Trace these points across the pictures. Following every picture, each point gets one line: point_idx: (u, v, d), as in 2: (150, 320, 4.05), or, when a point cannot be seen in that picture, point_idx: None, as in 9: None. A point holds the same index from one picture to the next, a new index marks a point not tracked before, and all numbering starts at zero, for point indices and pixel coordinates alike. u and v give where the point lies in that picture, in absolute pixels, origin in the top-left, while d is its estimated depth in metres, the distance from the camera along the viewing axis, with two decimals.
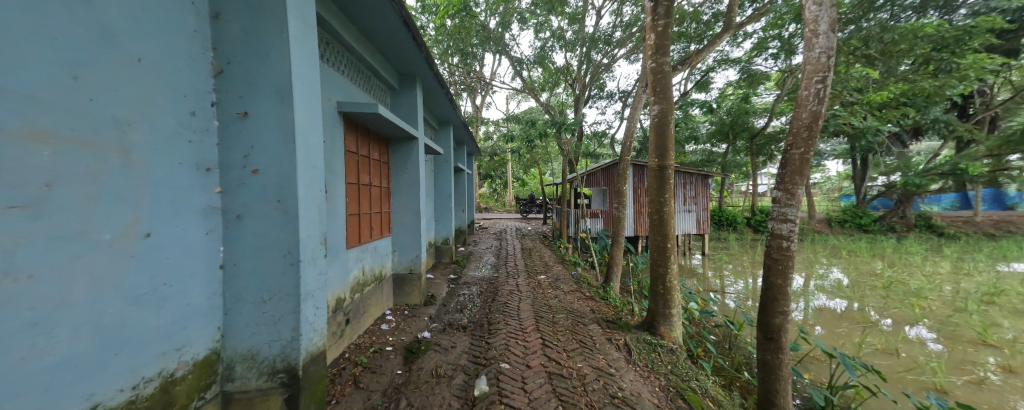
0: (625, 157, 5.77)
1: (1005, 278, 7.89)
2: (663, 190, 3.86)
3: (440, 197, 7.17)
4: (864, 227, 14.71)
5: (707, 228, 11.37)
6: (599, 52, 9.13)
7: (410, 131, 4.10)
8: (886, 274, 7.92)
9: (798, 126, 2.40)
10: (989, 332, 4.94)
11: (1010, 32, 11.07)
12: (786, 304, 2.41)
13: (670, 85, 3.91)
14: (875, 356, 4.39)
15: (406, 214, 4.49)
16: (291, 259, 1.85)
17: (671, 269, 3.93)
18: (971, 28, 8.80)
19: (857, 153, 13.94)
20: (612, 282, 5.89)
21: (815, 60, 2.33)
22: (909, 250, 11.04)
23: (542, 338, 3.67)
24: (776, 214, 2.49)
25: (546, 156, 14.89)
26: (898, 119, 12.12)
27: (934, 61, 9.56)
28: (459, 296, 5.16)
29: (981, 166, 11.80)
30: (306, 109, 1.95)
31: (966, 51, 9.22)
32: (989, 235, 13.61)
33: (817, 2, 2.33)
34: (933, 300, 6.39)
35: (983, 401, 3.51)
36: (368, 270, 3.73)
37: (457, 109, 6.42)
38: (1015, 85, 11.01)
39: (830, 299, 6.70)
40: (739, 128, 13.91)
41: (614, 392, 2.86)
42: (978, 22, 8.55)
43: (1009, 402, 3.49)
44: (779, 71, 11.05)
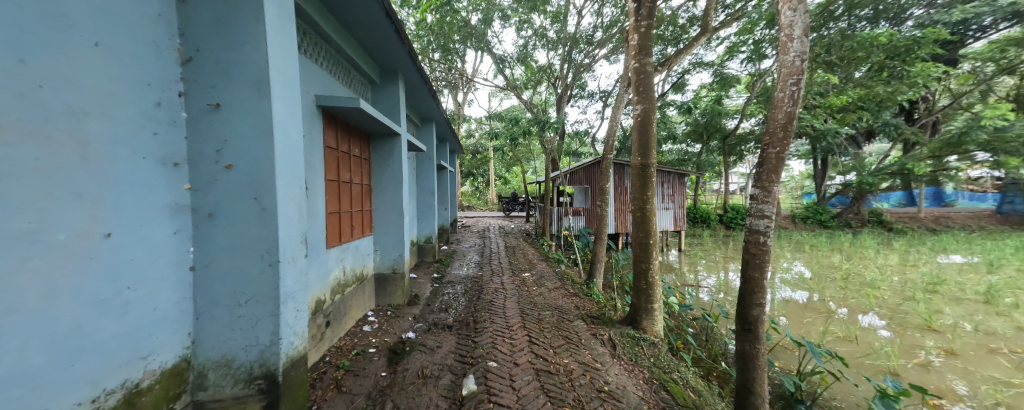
0: (607, 156, 5.82)
1: (945, 268, 8.57)
2: (645, 188, 3.92)
3: (423, 194, 7.06)
4: (825, 223, 15.56)
5: (684, 225, 11.68)
6: (580, 52, 9.21)
7: (393, 128, 3.99)
8: (844, 267, 8.44)
9: (775, 126, 2.48)
10: (934, 318, 5.32)
11: (952, 43, 12.00)
12: (762, 296, 2.50)
13: (653, 84, 3.96)
14: (836, 343, 4.65)
15: (389, 213, 4.38)
16: (269, 259, 1.76)
17: (653, 265, 3.99)
18: (920, 38, 9.42)
19: (819, 153, 14.72)
20: (596, 278, 5.95)
21: (790, 64, 2.42)
22: (863, 244, 11.77)
23: (529, 335, 3.67)
24: (754, 210, 2.57)
25: (528, 155, 14.97)
26: (855, 122, 12.77)
27: (887, 68, 10.22)
28: (444, 296, 5.09)
29: (926, 167, 12.65)
30: (284, 101, 1.85)
31: (915, 59, 9.83)
32: (930, 230, 14.66)
33: (793, 7, 2.42)
34: (886, 289, 6.84)
35: (929, 382, 3.77)
36: (349, 270, 3.62)
37: (441, 106, 6.31)
38: (954, 93, 11.98)
39: (794, 291, 7.04)
40: (713, 129, 14.43)
41: (600, 386, 2.90)
42: (926, 33, 9.18)
43: (948, 381, 3.77)
44: (750, 74, 11.55)
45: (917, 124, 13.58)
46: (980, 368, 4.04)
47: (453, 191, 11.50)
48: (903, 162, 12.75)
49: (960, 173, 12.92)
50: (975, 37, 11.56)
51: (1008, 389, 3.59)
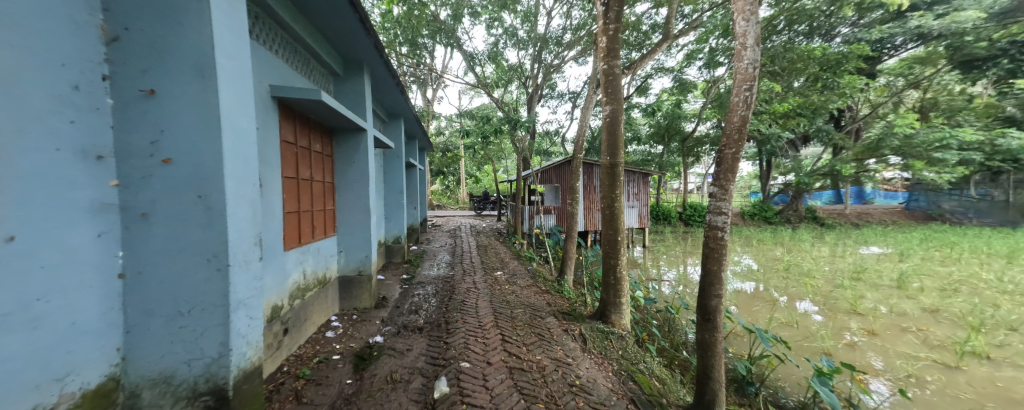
0: (578, 155, 5.91)
1: (866, 258, 9.60)
2: (613, 186, 4.02)
3: (391, 192, 6.83)
4: (769, 219, 16.84)
5: (648, 222, 12.14)
6: (550, 53, 9.30)
7: (358, 123, 3.80)
8: (786, 259, 9.19)
9: (731, 128, 2.61)
10: (859, 303, 5.89)
11: (872, 59, 13.41)
12: (720, 287, 2.63)
13: (620, 86, 4.07)
14: (780, 328, 5.04)
15: (354, 212, 4.18)
16: (217, 263, 1.60)
17: (621, 260, 4.10)
18: (847, 53, 10.33)
19: (764, 156, 15.86)
20: (567, 275, 6.02)
21: (744, 70, 2.56)
22: (801, 238, 12.86)
23: (501, 334, 3.66)
24: (713, 207, 2.69)
25: (499, 153, 14.96)
26: (794, 128, 13.81)
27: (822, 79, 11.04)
28: (414, 297, 4.95)
29: (850, 169, 13.87)
30: (234, 91, 1.70)
31: (843, 72, 10.73)
32: (853, 224, 16.32)
33: (746, 18, 2.55)
34: (820, 278, 7.52)
35: (856, 360, 4.16)
36: (309, 273, 3.41)
37: (409, 102, 6.12)
38: (874, 104, 13.51)
39: (743, 282, 7.54)
40: (673, 132, 15.15)
41: (572, 380, 2.94)
42: (852, 49, 10.06)
43: (868, 358, 4.19)
44: (706, 81, 12.30)
45: (844, 130, 14.72)
46: (895, 345, 4.53)
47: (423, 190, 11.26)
48: (832, 164, 13.99)
49: (877, 174, 14.33)
50: (891, 54, 12.85)
51: (917, 362, 4.05)
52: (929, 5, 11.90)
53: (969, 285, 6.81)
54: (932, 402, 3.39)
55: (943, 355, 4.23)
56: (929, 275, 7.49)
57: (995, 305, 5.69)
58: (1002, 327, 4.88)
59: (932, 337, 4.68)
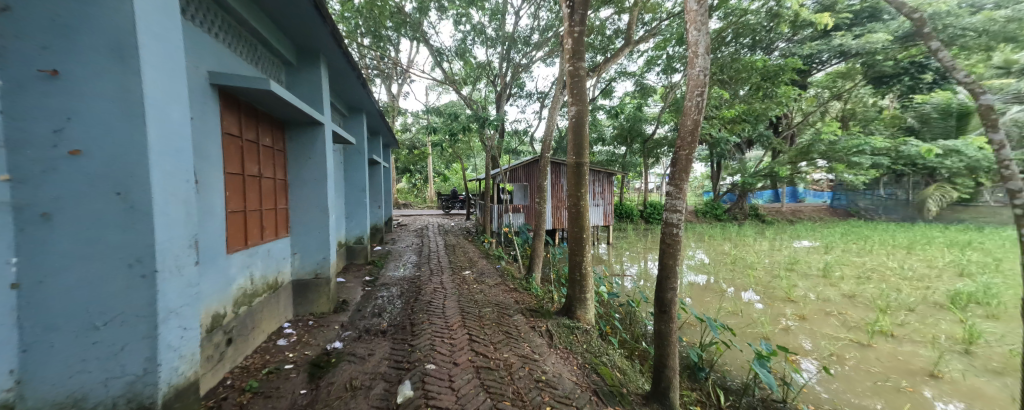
0: (545, 154, 5.97)
1: (799, 250, 10.64)
2: (579, 185, 4.11)
3: (353, 190, 6.51)
4: (719, 217, 18.09)
5: (611, 220, 12.57)
6: (518, 53, 9.33)
7: (314, 116, 3.57)
8: (733, 253, 9.95)
9: (685, 131, 2.75)
10: (793, 291, 6.49)
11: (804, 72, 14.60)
12: (674, 281, 2.74)
13: (585, 88, 4.15)
14: (727, 316, 5.45)
15: (310, 211, 3.93)
16: (141, 269, 1.43)
17: (586, 257, 4.20)
18: (783, 66, 10.90)
19: (714, 158, 17.00)
20: (534, 272, 6.08)
21: (696, 77, 2.69)
22: (745, 233, 13.95)
23: (468, 334, 3.62)
24: (669, 205, 2.83)
25: (468, 152, 14.85)
26: (739, 132, 14.78)
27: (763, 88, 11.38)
28: (377, 299, 4.76)
29: (786, 171, 15.00)
30: (162, 76, 1.52)
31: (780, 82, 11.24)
32: (789, 220, 17.99)
33: (698, 28, 2.69)
34: (762, 270, 8.22)
35: (788, 342, 4.59)
36: (258, 277, 3.16)
37: (372, 96, 5.87)
38: (806, 112, 15.02)
39: (697, 275, 8.03)
40: (635, 134, 15.83)
41: (539, 376, 2.97)
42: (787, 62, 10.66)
43: (798, 340, 4.63)
44: (664, 85, 13.02)
45: (782, 135, 16.13)
46: (821, 327, 5.05)
47: (388, 188, 10.88)
48: (771, 166, 15.30)
49: (808, 175, 15.77)
50: (819, 68, 14.08)
51: (838, 342, 4.54)
52: (849, 26, 13.39)
53: (879, 273, 7.74)
54: (851, 376, 3.82)
55: (858, 334, 4.77)
56: (848, 265, 8.48)
57: (898, 289, 6.54)
58: (903, 308, 5.60)
59: (850, 319, 5.27)
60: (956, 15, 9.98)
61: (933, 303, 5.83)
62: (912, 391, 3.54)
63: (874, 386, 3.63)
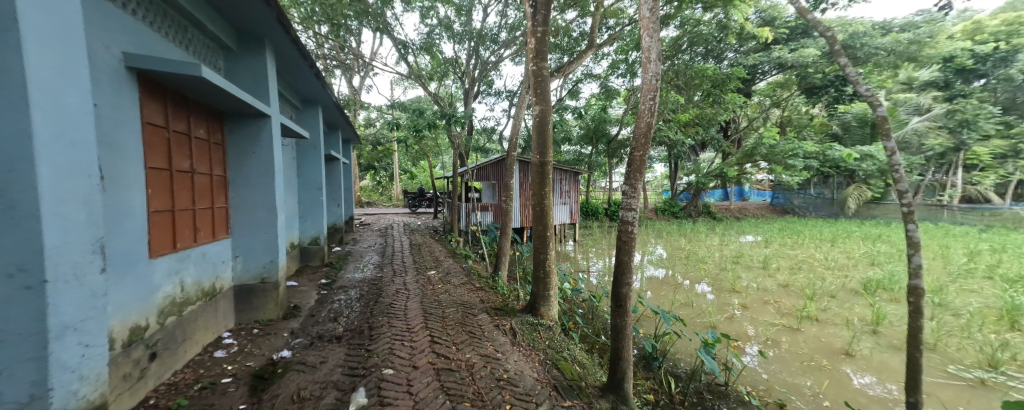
0: (512, 153, 5.95)
1: (745, 245, 11.58)
2: (543, 184, 4.16)
3: (307, 188, 6.11)
4: (675, 214, 19.20)
5: (577, 218, 12.87)
6: (486, 50, 9.26)
7: (258, 107, 3.29)
8: (688, 248, 10.62)
9: (639, 133, 2.86)
10: (739, 283, 7.06)
11: (748, 81, 15.99)
12: (630, 276, 2.85)
13: (548, 88, 4.20)
14: (681, 308, 5.80)
15: (255, 211, 3.62)
16: (25, 280, 1.26)
17: (550, 255, 4.24)
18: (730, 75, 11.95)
19: (672, 158, 18.04)
20: (501, 271, 6.06)
21: (649, 82, 2.82)
22: (699, 229, 14.94)
23: (430, 335, 3.55)
24: (625, 204, 2.94)
25: (435, 149, 14.55)
26: (694, 135, 15.81)
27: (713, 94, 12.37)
28: (333, 303, 4.51)
29: (733, 172, 16.36)
30: (52, 57, 1.34)
31: (727, 90, 12.30)
32: (736, 217, 19.56)
33: (650, 35, 2.82)
34: (714, 263, 8.86)
35: (732, 330, 4.98)
36: (190, 283, 2.86)
37: (328, 88, 5.53)
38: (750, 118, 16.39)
39: (656, 270, 8.47)
40: (600, 134, 16.37)
41: (500, 375, 2.98)
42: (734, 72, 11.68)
43: (741, 328, 5.04)
44: (626, 89, 13.58)
45: (731, 138, 17.46)
46: (760, 315, 5.53)
47: (350, 185, 10.37)
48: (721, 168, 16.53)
49: (752, 176, 17.23)
50: (761, 78, 15.48)
51: (773, 327, 5.01)
52: (786, 41, 14.79)
53: (808, 264, 8.65)
54: (783, 358, 4.22)
55: (790, 320, 5.29)
56: (786, 257, 9.37)
57: (825, 278, 7.33)
58: (827, 295, 6.29)
59: (784, 306, 5.84)
60: (870, 36, 11.36)
61: (849, 290, 6.62)
62: (831, 369, 3.99)
63: (802, 366, 4.05)
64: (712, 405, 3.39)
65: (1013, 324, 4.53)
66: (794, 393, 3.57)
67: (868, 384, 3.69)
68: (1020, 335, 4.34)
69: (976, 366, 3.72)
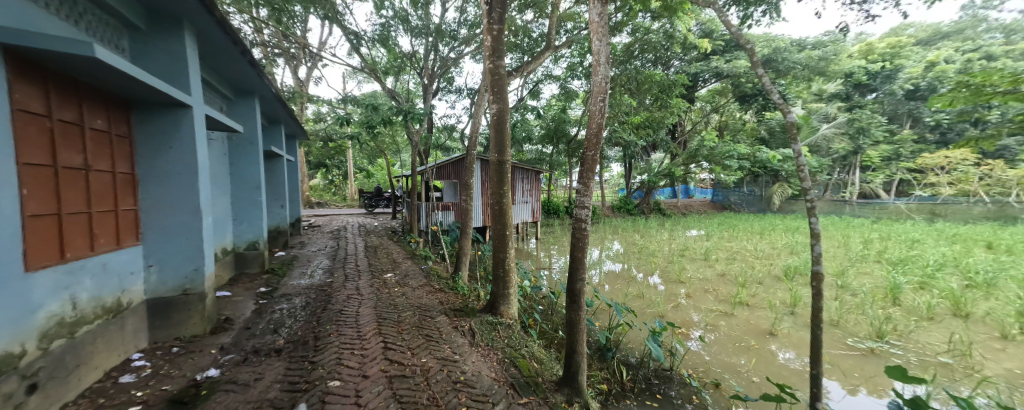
0: (471, 152, 5.84)
1: (690, 239, 12.52)
2: (501, 183, 4.14)
3: (242, 187, 5.53)
4: (630, 211, 20.25)
5: (539, 216, 13.03)
6: (446, 46, 9.01)
7: (176, 96, 2.90)
8: (641, 243, 11.27)
9: (591, 134, 2.95)
10: (685, 274, 7.64)
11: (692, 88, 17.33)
12: (584, 272, 2.91)
13: (506, 87, 4.18)
14: (634, 299, 6.13)
15: (175, 214, 3.19)
16: None
17: (509, 253, 4.23)
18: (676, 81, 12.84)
19: (626, 158, 19.01)
20: (461, 271, 5.94)
21: (599, 84, 2.92)
22: (650, 225, 15.89)
23: (383, 342, 3.38)
24: (579, 202, 3.01)
25: (392, 147, 13.96)
26: (646, 137, 16.78)
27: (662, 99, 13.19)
28: (274, 313, 4.12)
29: (679, 171, 17.63)
30: None
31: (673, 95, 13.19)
32: (683, 213, 21.16)
33: (600, 40, 2.92)
34: (664, 256, 9.49)
35: (678, 317, 5.36)
36: (86, 299, 2.44)
37: (266, 78, 5.04)
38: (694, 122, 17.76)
39: (613, 264, 8.86)
40: (560, 134, 16.77)
41: (456, 377, 2.92)
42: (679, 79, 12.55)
43: (686, 315, 5.45)
44: (583, 91, 14.03)
45: (677, 140, 18.81)
46: (702, 302, 6.03)
47: (297, 185, 9.61)
48: (669, 168, 17.73)
49: (695, 175, 18.67)
50: (702, 85, 16.84)
51: (712, 313, 5.48)
52: (722, 53, 16.21)
53: (743, 254, 9.61)
54: (720, 341, 4.63)
55: (726, 306, 5.82)
56: (726, 249, 10.28)
57: (756, 267, 8.15)
58: (757, 282, 7.00)
59: (721, 293, 6.41)
60: (789, 52, 12.85)
61: (774, 276, 7.42)
62: (758, 348, 4.45)
63: (735, 346, 4.48)
64: (661, 389, 3.62)
65: (895, 300, 5.38)
66: (728, 372, 3.93)
67: (789, 359, 4.17)
68: (899, 309, 5.15)
69: (868, 337, 4.37)
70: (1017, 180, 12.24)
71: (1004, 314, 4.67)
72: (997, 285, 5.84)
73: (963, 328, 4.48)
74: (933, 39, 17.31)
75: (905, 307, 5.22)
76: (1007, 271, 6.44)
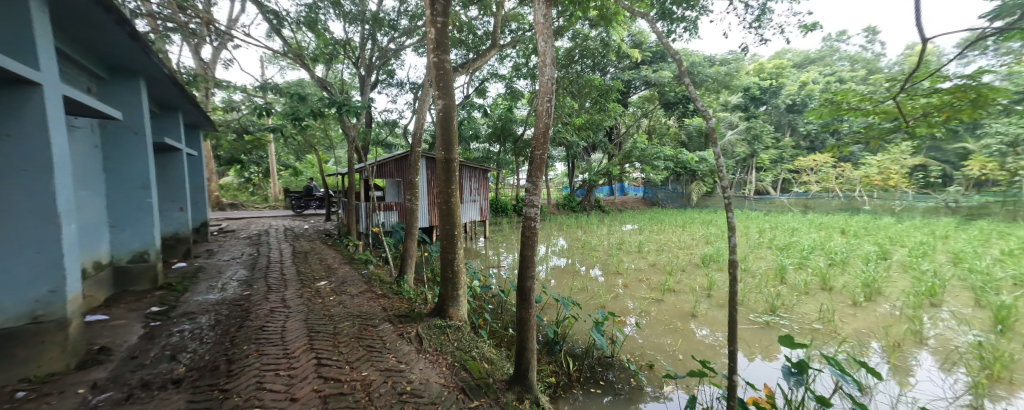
0: (417, 149, 5.50)
1: (627, 233, 13.37)
2: (449, 182, 3.92)
3: (125, 188, 4.56)
4: (573, 209, 21.03)
5: (488, 215, 12.91)
6: (384, 35, 8.42)
7: (12, 70, 2.23)
8: (583, 238, 11.75)
9: (539, 134, 2.89)
10: (622, 265, 8.09)
11: (626, 93, 18.55)
12: (534, 269, 2.86)
13: (452, 82, 3.99)
14: (577, 292, 6.31)
15: (15, 224, 2.46)
16: None
17: (458, 254, 4.05)
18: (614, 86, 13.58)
19: (569, 158, 19.70)
20: (406, 275, 5.58)
21: (546, 85, 2.88)
22: (592, 222, 16.63)
23: (316, 358, 3.01)
24: (528, 200, 2.94)
25: (324, 142, 12.77)
26: (586, 138, 17.54)
27: (600, 103, 13.89)
28: (173, 335, 3.45)
29: (616, 171, 18.74)
30: None
31: (609, 100, 13.99)
32: (620, 210, 22.54)
33: (546, 41, 2.86)
34: (604, 250, 9.99)
35: (617, 306, 5.62)
36: None
37: (157, 56, 4.21)
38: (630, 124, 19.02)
39: (559, 260, 9.07)
40: (507, 133, 16.77)
41: (402, 388, 2.70)
42: (617, 84, 13.29)
43: (623, 304, 5.74)
44: (529, 91, 14.26)
45: (614, 142, 20.00)
46: (636, 291, 6.40)
47: (203, 184, 8.29)
48: (608, 167, 18.75)
49: (630, 174, 20.03)
50: (635, 91, 18.11)
51: (646, 301, 5.83)
52: (652, 62, 17.58)
53: (669, 245, 10.47)
54: (653, 325, 4.95)
55: (657, 293, 6.25)
56: (657, 242, 11.15)
57: (683, 256, 8.94)
58: (682, 269, 7.67)
59: (653, 282, 6.88)
60: (702, 66, 14.41)
61: (695, 264, 8.20)
62: (684, 328, 4.84)
63: (666, 329, 4.81)
64: (603, 376, 3.75)
65: (782, 278, 6.22)
66: (659, 353, 4.20)
67: (705, 335, 4.61)
68: (784, 286, 5.97)
69: (765, 312, 4.98)
70: (858, 178, 15.81)
71: (854, 286, 5.62)
72: (849, 263, 7.06)
73: (826, 298, 5.32)
74: (804, 63, 20.97)
75: (789, 284, 6.08)
76: (855, 251, 7.85)
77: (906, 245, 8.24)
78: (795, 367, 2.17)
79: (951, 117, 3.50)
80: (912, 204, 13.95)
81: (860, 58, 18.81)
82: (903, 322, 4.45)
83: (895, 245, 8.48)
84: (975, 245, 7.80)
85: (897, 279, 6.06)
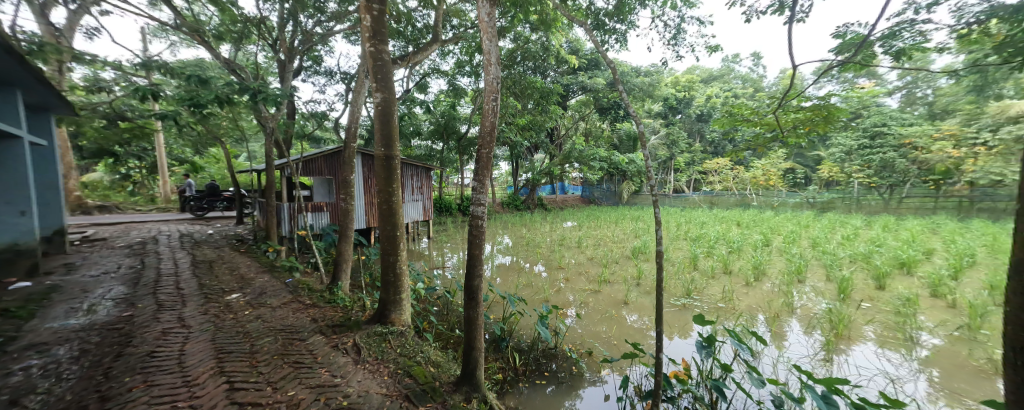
0: (352, 145, 5.04)
1: (568, 230, 13.89)
2: (390, 181, 3.63)
3: None
4: (518, 207, 21.25)
5: (432, 215, 12.47)
6: (309, 18, 7.60)
7: None
8: (527, 236, 11.92)
9: (485, 132, 2.77)
10: (562, 260, 8.34)
11: (566, 96, 19.26)
12: (481, 268, 2.75)
13: (392, 75, 3.69)
14: (521, 289, 6.34)
15: None
16: None
17: (401, 256, 3.77)
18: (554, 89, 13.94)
19: (513, 157, 19.85)
20: (341, 281, 5.08)
21: (491, 84, 2.78)
22: (535, 219, 16.95)
23: (227, 382, 2.57)
24: (475, 199, 2.81)
25: (237, 134, 11.19)
26: (529, 138, 17.81)
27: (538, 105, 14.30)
28: (17, 374, 2.68)
29: (557, 170, 19.33)
30: None
31: (552, 102, 14.35)
32: (561, 208, 23.35)
33: (491, 39, 2.74)
34: (546, 246, 10.22)
35: (560, 300, 5.75)
36: None
37: None
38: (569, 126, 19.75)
39: (504, 258, 9.08)
40: (450, 131, 16.30)
41: (337, 404, 2.43)
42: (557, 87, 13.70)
43: (565, 297, 5.89)
44: (472, 89, 14.06)
45: (555, 143, 20.65)
46: (576, 284, 6.63)
47: (58, 181, 6.67)
48: (550, 167, 19.26)
49: (569, 173, 20.86)
50: (573, 94, 18.89)
51: (586, 293, 6.06)
52: (587, 68, 18.49)
53: (604, 240, 11.10)
54: (592, 315, 5.15)
55: (595, 285, 6.53)
56: (594, 237, 11.74)
57: (618, 250, 9.51)
58: (616, 262, 8.14)
59: (591, 275, 7.19)
60: (630, 76, 15.55)
61: (627, 256, 8.79)
62: (619, 316, 5.10)
63: (604, 318, 5.03)
64: (547, 367, 3.79)
65: (694, 264, 6.92)
66: (597, 341, 4.36)
67: (635, 320, 4.93)
68: (697, 272, 6.64)
69: (681, 296, 5.44)
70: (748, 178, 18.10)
71: (747, 268, 6.45)
72: (742, 249, 8.12)
73: (727, 280, 6.03)
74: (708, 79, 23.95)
75: (700, 269, 6.78)
76: (747, 239, 9.08)
77: (777, 234, 9.92)
78: (705, 341, 2.35)
79: (812, 128, 4.13)
80: (784, 200, 16.56)
81: (750, 77, 21.99)
82: (779, 296, 5.23)
83: (774, 234, 10.02)
84: (824, 232, 9.58)
85: (775, 260, 7.17)
